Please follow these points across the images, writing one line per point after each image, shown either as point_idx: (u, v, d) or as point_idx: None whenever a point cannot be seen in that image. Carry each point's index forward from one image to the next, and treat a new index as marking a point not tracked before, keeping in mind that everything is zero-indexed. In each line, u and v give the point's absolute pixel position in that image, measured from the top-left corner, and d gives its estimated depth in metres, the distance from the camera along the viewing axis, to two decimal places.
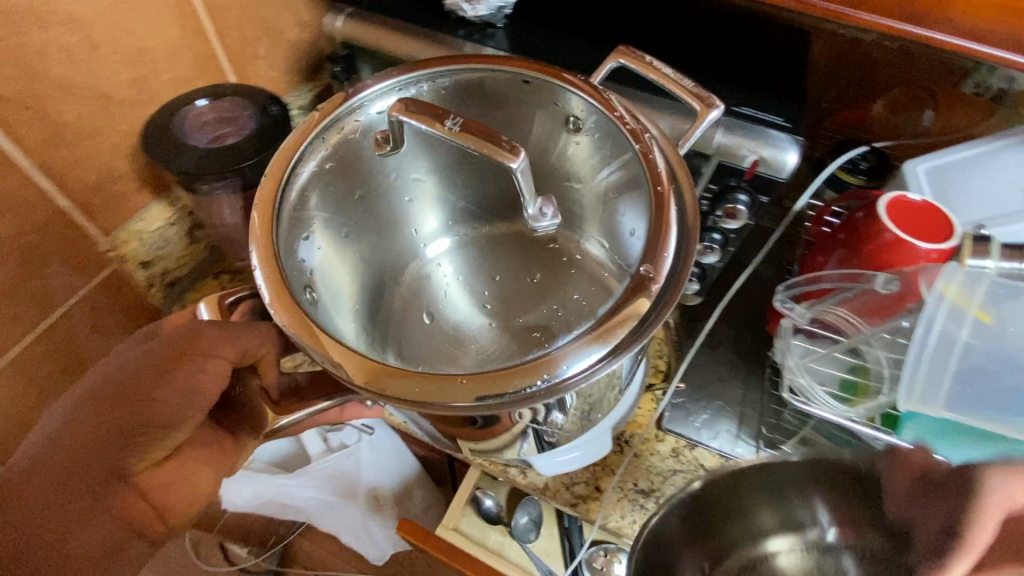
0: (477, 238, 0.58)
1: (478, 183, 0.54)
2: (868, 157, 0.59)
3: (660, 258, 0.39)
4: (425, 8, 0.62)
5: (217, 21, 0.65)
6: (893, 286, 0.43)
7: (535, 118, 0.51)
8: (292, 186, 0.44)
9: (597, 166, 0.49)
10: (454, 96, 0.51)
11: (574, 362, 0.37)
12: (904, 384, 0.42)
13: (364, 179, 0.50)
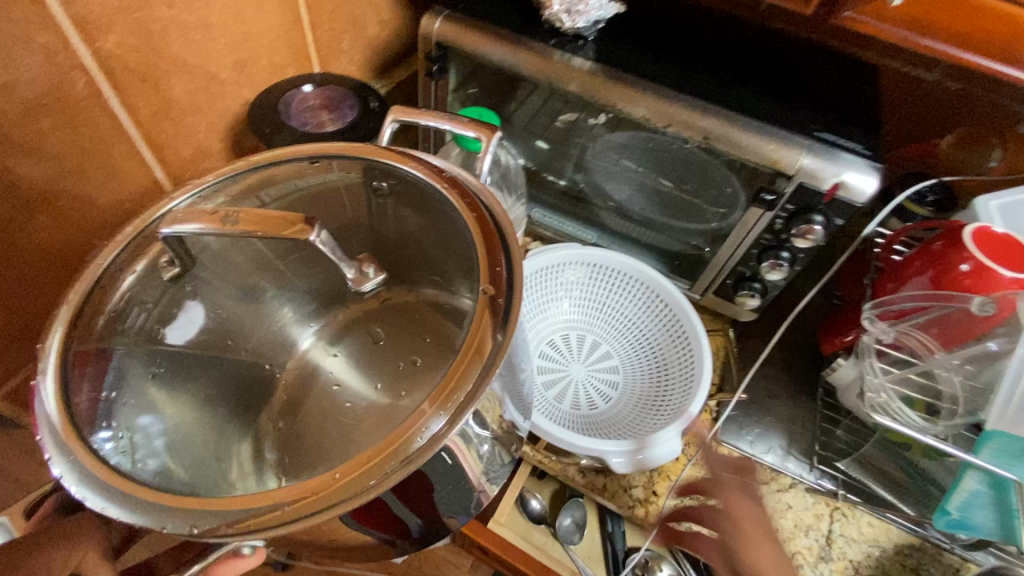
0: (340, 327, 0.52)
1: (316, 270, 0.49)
2: (936, 189, 0.61)
3: (495, 277, 0.39)
4: (516, 16, 0.65)
5: (313, 13, 0.67)
6: (988, 308, 0.45)
7: (373, 216, 0.48)
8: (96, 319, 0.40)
9: (438, 234, 0.46)
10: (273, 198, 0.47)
11: (422, 434, 0.34)
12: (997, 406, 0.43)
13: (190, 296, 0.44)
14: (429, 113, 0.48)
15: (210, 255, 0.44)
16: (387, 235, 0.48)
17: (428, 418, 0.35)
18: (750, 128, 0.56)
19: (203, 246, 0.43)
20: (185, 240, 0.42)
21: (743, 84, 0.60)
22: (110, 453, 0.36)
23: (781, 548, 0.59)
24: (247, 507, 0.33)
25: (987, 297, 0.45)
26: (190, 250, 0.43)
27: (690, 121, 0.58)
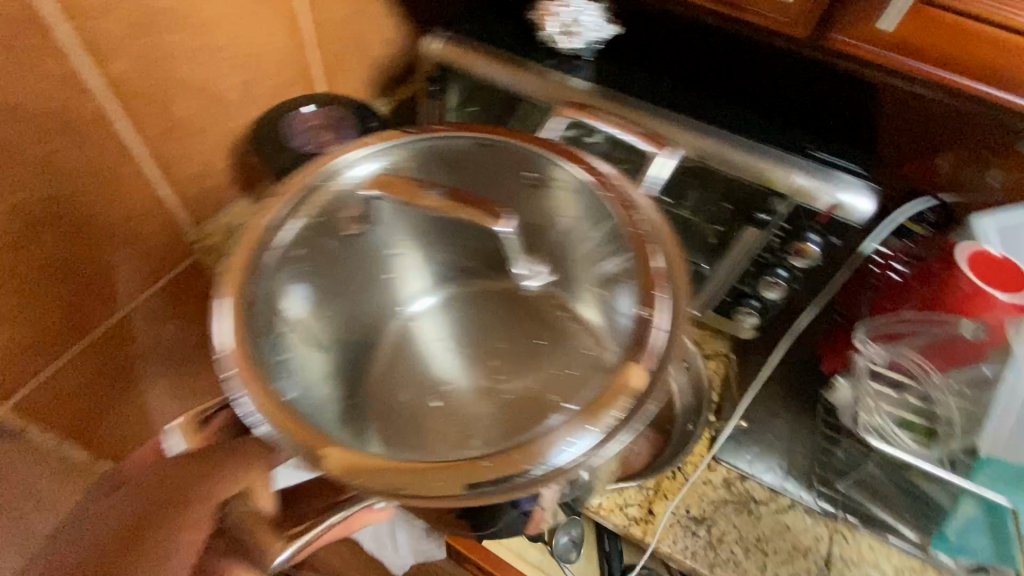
0: (461, 304, 0.55)
1: (446, 251, 0.53)
2: (935, 211, 0.61)
3: (651, 297, 0.42)
4: (516, 37, 0.66)
5: (317, 34, 0.69)
6: (979, 333, 0.46)
7: (507, 192, 0.51)
8: (276, 285, 0.44)
9: (585, 223, 0.48)
10: (436, 165, 0.52)
11: (569, 445, 0.37)
12: (987, 433, 0.45)
13: (369, 258, 0.50)
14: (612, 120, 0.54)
15: (384, 224, 0.50)
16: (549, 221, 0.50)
17: (579, 428, 0.37)
18: (748, 149, 0.57)
19: (383, 209, 0.49)
20: (373, 204, 0.48)
21: (740, 105, 0.61)
22: (291, 399, 0.40)
23: (779, 571, 0.58)
24: (390, 485, 0.36)
25: (977, 322, 0.46)
26: (376, 212, 0.49)
27: (687, 142, 0.59)
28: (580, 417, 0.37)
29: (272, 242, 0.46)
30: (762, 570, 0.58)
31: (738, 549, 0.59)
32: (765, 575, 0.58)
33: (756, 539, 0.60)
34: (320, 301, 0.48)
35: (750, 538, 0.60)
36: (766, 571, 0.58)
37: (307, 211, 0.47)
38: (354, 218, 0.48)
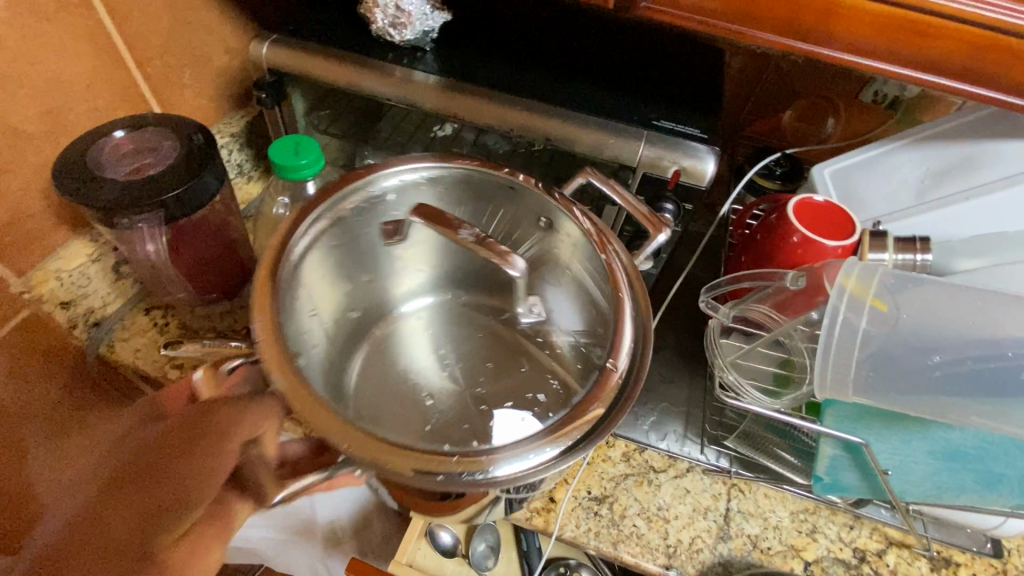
0: (449, 308, 0.63)
1: (450, 262, 0.61)
2: (781, 163, 0.63)
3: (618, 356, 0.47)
4: (354, 33, 0.63)
5: (136, 51, 0.63)
6: (800, 281, 0.46)
7: (506, 214, 0.58)
8: (291, 254, 0.50)
9: (576, 264, 0.55)
10: (451, 189, 0.58)
11: (519, 454, 0.41)
12: (818, 374, 0.40)
13: (380, 252, 0.58)
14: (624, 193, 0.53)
15: (406, 246, 0.58)
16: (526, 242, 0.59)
17: (544, 443, 0.42)
18: (591, 125, 0.56)
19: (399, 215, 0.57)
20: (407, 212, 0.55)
21: (588, 81, 0.61)
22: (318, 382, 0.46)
23: (681, 536, 0.59)
24: (356, 448, 0.41)
25: (800, 271, 0.46)
26: (410, 229, 0.56)
27: (534, 125, 0.58)
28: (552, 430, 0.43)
29: (288, 254, 0.50)
30: (665, 537, 0.59)
31: (640, 522, 0.59)
32: (667, 542, 0.58)
33: (657, 509, 0.60)
34: (327, 289, 0.54)
35: (651, 508, 0.60)
36: (669, 538, 0.59)
37: (347, 195, 0.54)
38: (389, 229, 0.56)
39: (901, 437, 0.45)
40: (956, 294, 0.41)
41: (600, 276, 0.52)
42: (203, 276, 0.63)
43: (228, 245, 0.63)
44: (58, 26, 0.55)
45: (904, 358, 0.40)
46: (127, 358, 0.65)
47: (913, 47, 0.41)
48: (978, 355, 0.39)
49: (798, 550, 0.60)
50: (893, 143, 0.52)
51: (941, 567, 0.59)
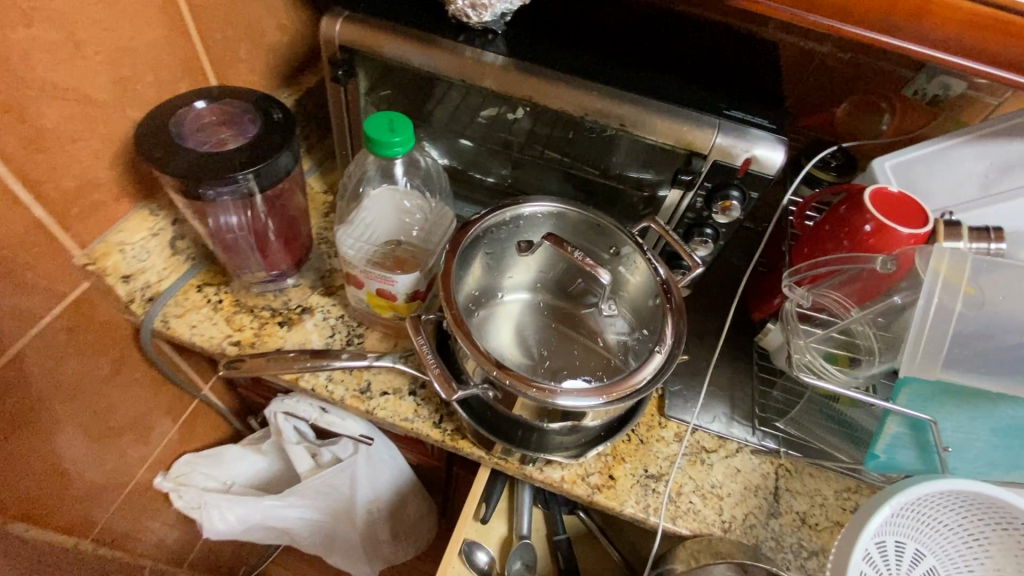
0: (546, 310, 0.68)
1: (548, 269, 0.66)
2: (837, 156, 0.65)
3: (636, 370, 0.52)
4: (425, 13, 0.63)
5: (201, 22, 0.62)
6: (891, 265, 0.47)
7: (587, 242, 0.63)
8: (470, 231, 0.58)
9: (634, 291, 0.61)
10: (565, 225, 0.62)
11: (579, 398, 0.50)
12: (908, 352, 0.44)
13: (504, 252, 0.63)
14: (667, 234, 0.61)
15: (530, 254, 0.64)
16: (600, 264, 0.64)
17: (591, 395, 0.50)
18: (663, 112, 0.58)
19: (535, 221, 0.62)
20: (539, 212, 0.61)
21: (655, 69, 0.62)
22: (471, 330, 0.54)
23: (734, 512, 0.61)
24: (486, 362, 0.51)
25: (890, 256, 0.47)
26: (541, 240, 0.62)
27: (606, 111, 0.59)
28: (600, 389, 0.50)
29: (469, 229, 0.58)
30: (719, 514, 0.61)
31: (695, 498, 0.62)
32: (722, 517, 0.61)
33: (710, 486, 0.63)
34: (475, 268, 0.61)
35: (705, 485, 0.63)
36: (723, 514, 0.61)
37: (500, 217, 0.60)
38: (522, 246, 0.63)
39: (970, 417, 0.46)
40: None
41: (652, 300, 0.58)
42: (269, 252, 0.63)
43: (292, 224, 0.64)
44: None
45: (994, 334, 0.45)
46: (183, 334, 0.65)
47: (1002, 47, 0.44)
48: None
49: (842, 526, 0.63)
50: (954, 138, 0.54)
51: None
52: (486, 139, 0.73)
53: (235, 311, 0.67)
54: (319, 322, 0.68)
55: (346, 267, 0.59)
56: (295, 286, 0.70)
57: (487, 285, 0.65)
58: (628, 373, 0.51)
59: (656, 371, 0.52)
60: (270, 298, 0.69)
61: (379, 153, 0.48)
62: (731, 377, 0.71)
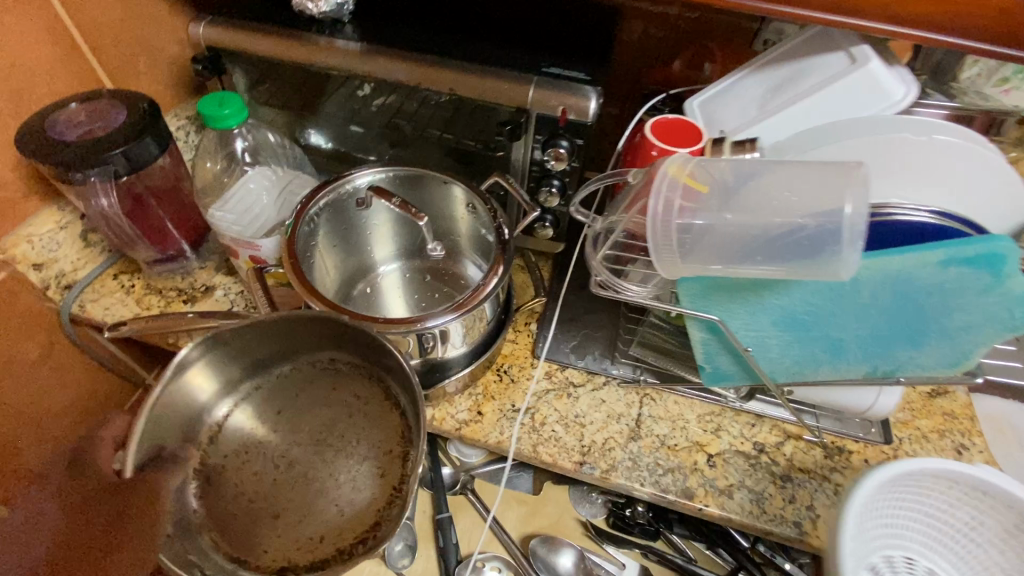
0: (413, 267, 0.74)
1: (403, 232, 0.71)
2: (669, 102, 0.70)
3: (475, 293, 0.57)
4: (285, 12, 0.71)
5: (91, 39, 0.70)
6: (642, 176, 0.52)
7: (431, 200, 0.67)
8: (311, 206, 0.60)
9: (474, 232, 0.67)
10: (401, 183, 0.65)
11: (436, 318, 0.56)
12: (653, 249, 0.45)
13: (352, 223, 0.67)
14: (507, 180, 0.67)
15: (383, 216, 0.68)
16: (442, 216, 0.69)
17: (444, 313, 0.56)
18: (487, 74, 0.64)
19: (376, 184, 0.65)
20: (374, 175, 0.64)
21: (489, 41, 0.69)
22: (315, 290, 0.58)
23: (595, 437, 0.65)
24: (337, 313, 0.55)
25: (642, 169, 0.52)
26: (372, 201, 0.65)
27: (439, 79, 0.66)
28: (452, 306, 0.57)
29: (309, 205, 0.60)
30: (580, 440, 0.65)
31: (558, 428, 0.66)
32: (583, 443, 0.65)
33: (574, 416, 0.67)
34: (331, 237, 0.65)
35: (569, 416, 0.67)
36: (583, 440, 0.65)
37: (335, 193, 0.62)
38: (360, 202, 0.65)
39: (749, 312, 0.50)
40: (795, 167, 0.45)
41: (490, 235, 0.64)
42: (164, 235, 0.71)
43: (183, 209, 0.72)
44: (17, 15, 0.62)
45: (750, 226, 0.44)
46: (97, 315, 0.72)
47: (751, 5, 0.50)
48: (760, 250, 0.44)
49: (702, 445, 0.66)
50: (742, 72, 0.60)
51: (834, 453, 0.67)
52: (364, 120, 0.80)
53: (144, 292, 0.75)
54: (219, 296, 0.75)
55: (221, 239, 0.66)
56: (200, 268, 0.77)
57: (355, 252, 0.70)
58: (477, 288, 0.58)
59: (494, 289, 0.58)
60: (176, 279, 0.76)
61: (217, 128, 0.55)
62: (604, 318, 0.75)
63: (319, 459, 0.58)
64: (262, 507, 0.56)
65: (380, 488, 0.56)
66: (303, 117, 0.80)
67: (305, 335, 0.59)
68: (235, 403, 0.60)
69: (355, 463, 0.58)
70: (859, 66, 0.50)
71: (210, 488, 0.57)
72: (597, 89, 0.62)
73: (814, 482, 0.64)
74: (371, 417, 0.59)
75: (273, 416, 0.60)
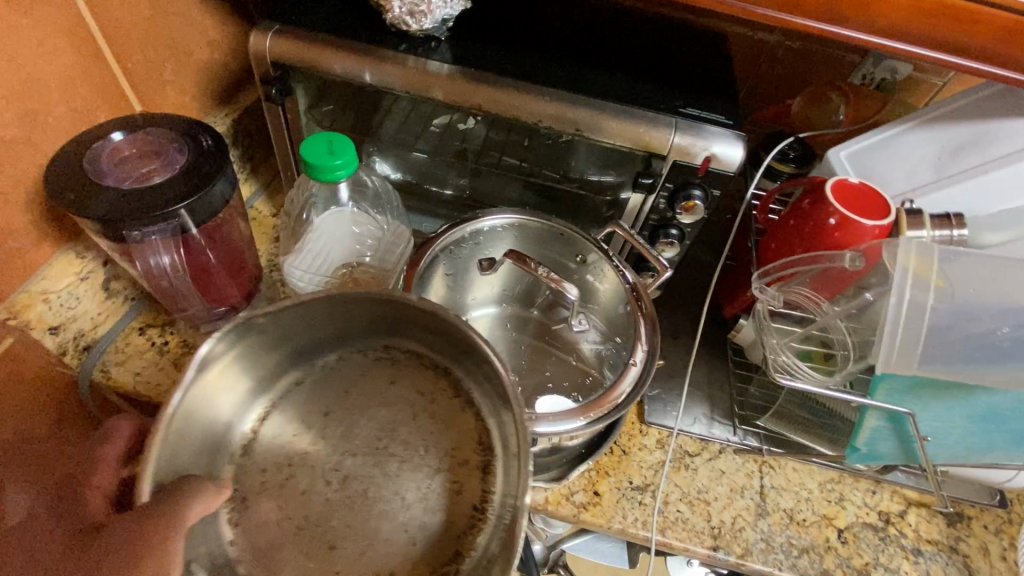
0: (519, 324, 0.66)
1: (513, 283, 0.64)
2: (795, 146, 0.64)
3: (613, 389, 0.49)
4: (363, 22, 0.59)
5: (116, 44, 0.56)
6: (859, 262, 0.48)
7: (552, 251, 0.61)
8: (431, 247, 0.56)
9: (606, 298, 0.60)
10: (526, 233, 0.60)
11: (565, 422, 0.48)
12: (885, 352, 0.44)
13: (466, 268, 0.62)
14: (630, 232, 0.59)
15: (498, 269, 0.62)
16: (565, 273, 0.62)
17: (572, 417, 0.48)
18: (619, 112, 0.55)
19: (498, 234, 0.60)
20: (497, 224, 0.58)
21: (609, 69, 0.60)
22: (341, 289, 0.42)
23: (723, 517, 0.60)
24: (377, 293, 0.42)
25: (858, 252, 0.48)
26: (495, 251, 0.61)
27: (560, 115, 0.56)
28: (582, 408, 0.48)
29: (430, 243, 0.56)
30: (708, 520, 0.60)
31: (683, 507, 0.60)
32: (711, 524, 0.59)
33: (697, 492, 0.61)
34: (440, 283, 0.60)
35: (691, 492, 0.61)
36: (712, 520, 0.60)
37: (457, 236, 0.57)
38: (485, 264, 0.62)
39: (944, 406, 0.47)
40: (1008, 266, 0.45)
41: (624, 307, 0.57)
42: (216, 288, 0.59)
43: (238, 256, 0.61)
44: (33, 17, 0.48)
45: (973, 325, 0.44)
46: (127, 383, 0.59)
47: (889, 17, 0.43)
48: None
49: (830, 519, 0.62)
50: (904, 124, 0.55)
51: (956, 521, 0.63)
52: (441, 148, 0.69)
53: (184, 352, 0.62)
54: None
55: None
56: None
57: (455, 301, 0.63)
58: (608, 390, 0.49)
59: (633, 384, 0.50)
60: None
61: (320, 177, 0.48)
62: (710, 375, 0.69)
63: (377, 472, 0.42)
64: (312, 539, 0.39)
65: (462, 510, 0.41)
66: (368, 141, 0.69)
67: (341, 312, 0.44)
68: (272, 403, 0.44)
69: (426, 479, 0.42)
70: None
71: (247, 517, 0.40)
72: (745, 137, 0.55)
73: (943, 555, 0.61)
74: (442, 420, 0.45)
75: (318, 420, 0.44)
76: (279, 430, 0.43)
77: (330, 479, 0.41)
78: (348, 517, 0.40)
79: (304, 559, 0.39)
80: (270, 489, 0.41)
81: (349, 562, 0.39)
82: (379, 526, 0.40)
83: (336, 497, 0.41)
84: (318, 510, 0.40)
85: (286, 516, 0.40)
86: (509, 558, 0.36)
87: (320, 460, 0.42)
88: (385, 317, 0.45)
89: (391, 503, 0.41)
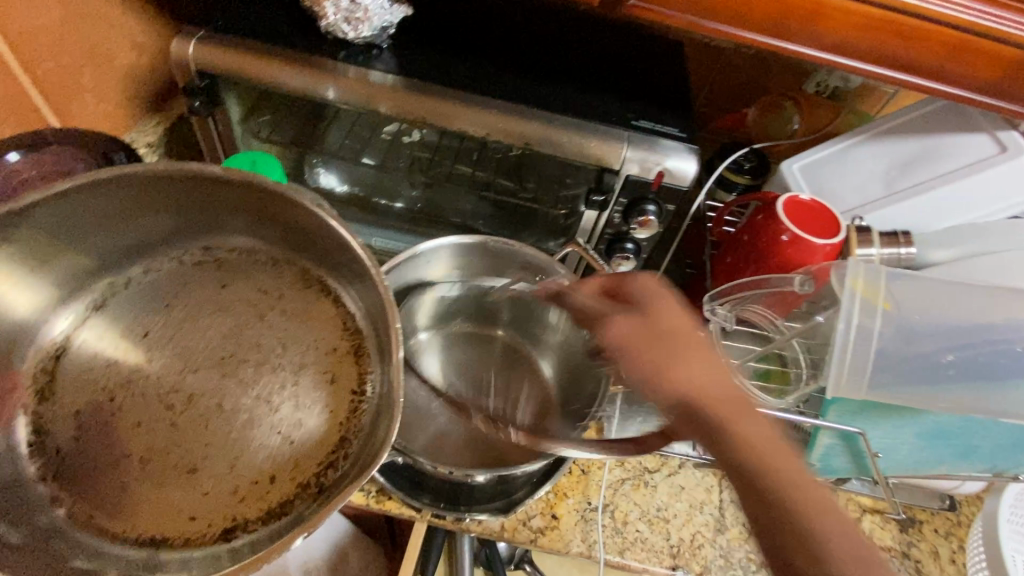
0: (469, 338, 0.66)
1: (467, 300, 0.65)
2: (750, 157, 0.64)
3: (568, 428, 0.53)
4: (298, 28, 0.56)
5: (20, 51, 0.52)
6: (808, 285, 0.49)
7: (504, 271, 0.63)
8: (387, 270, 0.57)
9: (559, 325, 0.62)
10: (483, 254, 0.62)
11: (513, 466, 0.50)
12: (836, 373, 0.44)
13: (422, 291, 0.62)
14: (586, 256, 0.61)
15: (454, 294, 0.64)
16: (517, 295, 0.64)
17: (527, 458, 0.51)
18: (571, 126, 0.53)
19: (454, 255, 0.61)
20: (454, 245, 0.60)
21: (562, 79, 0.57)
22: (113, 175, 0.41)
23: (682, 535, 0.59)
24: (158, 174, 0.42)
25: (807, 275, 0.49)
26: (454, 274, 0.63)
27: (510, 130, 0.54)
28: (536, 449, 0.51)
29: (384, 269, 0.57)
30: (667, 538, 0.59)
31: (642, 526, 0.59)
32: (671, 543, 0.59)
33: (656, 510, 0.60)
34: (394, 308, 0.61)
35: (650, 510, 0.60)
36: (671, 539, 0.59)
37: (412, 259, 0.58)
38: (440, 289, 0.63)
39: (894, 425, 0.48)
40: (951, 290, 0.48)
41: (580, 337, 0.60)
42: None
43: None
44: None
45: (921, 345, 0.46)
46: None
47: (838, 33, 0.43)
48: (971, 343, 0.46)
49: None
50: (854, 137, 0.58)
51: (909, 526, 0.64)
52: (390, 158, 0.66)
53: None
54: None
55: None
56: None
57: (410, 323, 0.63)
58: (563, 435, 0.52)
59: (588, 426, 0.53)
60: None
61: None
62: None
63: (229, 380, 0.44)
64: (173, 458, 0.41)
65: (335, 398, 0.43)
66: (310, 153, 0.65)
67: (139, 207, 0.44)
68: (82, 315, 0.45)
69: (289, 378, 0.44)
70: (1012, 156, 0.50)
71: (77, 455, 0.40)
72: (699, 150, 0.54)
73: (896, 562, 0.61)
74: (290, 314, 0.47)
75: (141, 338, 0.45)
76: (99, 335, 0.45)
77: (178, 394, 0.43)
78: (207, 417, 0.42)
79: (171, 481, 0.41)
80: (90, 420, 0.42)
81: (212, 479, 0.41)
82: (244, 432, 0.42)
83: (171, 402, 0.43)
84: (159, 426, 0.42)
85: (133, 437, 0.41)
86: (379, 427, 0.40)
87: (150, 368, 0.44)
88: (193, 209, 0.46)
89: (267, 412, 0.43)
